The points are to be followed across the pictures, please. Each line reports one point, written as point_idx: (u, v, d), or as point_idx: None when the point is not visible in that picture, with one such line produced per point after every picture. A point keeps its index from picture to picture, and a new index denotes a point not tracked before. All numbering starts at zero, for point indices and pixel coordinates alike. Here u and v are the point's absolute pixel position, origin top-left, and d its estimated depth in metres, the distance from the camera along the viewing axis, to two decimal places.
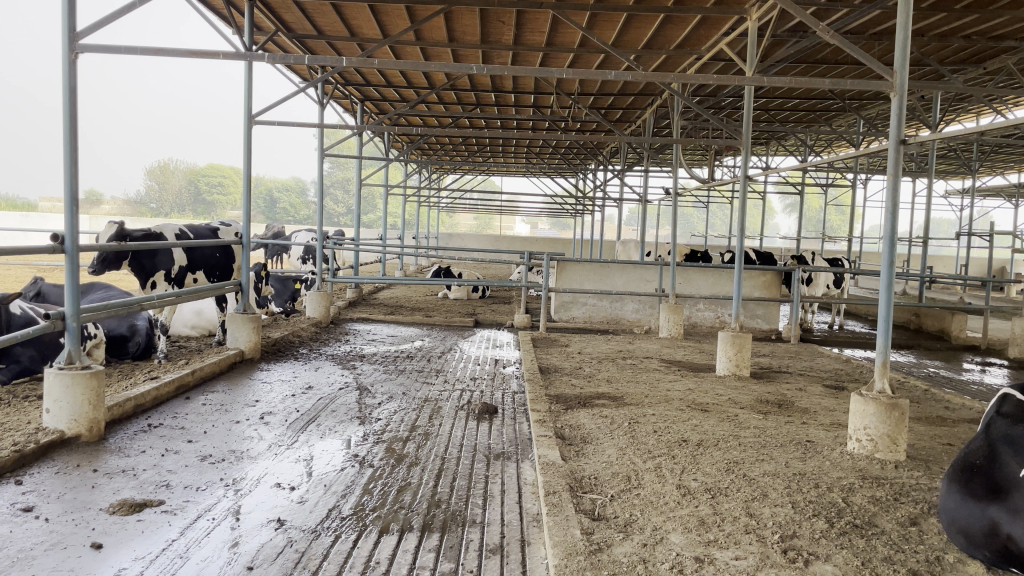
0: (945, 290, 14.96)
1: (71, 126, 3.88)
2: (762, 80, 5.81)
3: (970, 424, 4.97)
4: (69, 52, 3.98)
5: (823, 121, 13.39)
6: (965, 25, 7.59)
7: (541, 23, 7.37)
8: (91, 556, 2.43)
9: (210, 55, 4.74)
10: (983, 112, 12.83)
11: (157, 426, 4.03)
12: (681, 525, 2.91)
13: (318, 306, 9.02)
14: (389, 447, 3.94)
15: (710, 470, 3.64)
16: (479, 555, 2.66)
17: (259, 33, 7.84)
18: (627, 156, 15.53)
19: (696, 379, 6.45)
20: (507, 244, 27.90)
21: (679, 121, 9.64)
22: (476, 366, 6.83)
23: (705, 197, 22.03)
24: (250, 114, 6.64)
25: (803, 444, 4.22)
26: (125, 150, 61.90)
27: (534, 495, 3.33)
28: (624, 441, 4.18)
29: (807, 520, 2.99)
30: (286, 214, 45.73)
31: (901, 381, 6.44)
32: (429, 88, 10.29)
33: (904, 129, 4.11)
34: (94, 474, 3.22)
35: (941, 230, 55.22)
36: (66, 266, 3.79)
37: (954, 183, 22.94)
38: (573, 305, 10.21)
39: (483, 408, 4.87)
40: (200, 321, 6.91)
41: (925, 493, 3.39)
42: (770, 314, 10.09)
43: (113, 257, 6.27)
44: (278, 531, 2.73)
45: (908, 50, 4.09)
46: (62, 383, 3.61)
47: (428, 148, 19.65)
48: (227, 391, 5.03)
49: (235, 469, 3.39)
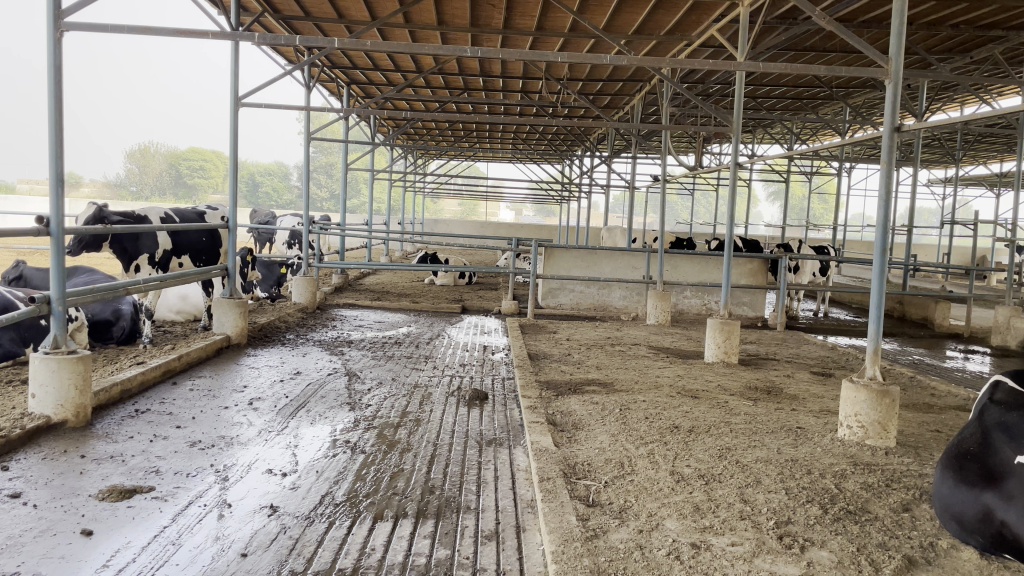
0: (927, 279, 15.18)
1: (57, 106, 3.77)
2: (756, 66, 5.78)
3: (957, 411, 5.03)
4: (54, 30, 3.85)
5: (809, 108, 13.45)
6: (954, 14, 7.61)
7: (532, 7, 7.28)
8: (81, 543, 2.38)
9: (198, 35, 4.62)
10: (968, 101, 12.93)
11: (145, 412, 3.96)
12: (677, 512, 2.90)
13: (304, 292, 8.92)
14: (380, 433, 3.91)
15: (703, 457, 3.65)
16: (475, 541, 2.64)
17: (245, 14, 7.68)
18: (614, 142, 15.48)
19: (684, 365, 6.48)
20: (493, 231, 27.91)
21: (669, 107, 9.60)
22: (465, 352, 6.80)
23: (691, 184, 22.07)
24: (237, 95, 6.50)
25: (794, 430, 4.24)
26: (103, 133, 60.67)
27: (528, 481, 3.32)
28: (616, 427, 4.18)
29: (802, 506, 3.01)
30: (269, 200, 45.22)
31: (887, 368, 6.52)
32: (418, 71, 10.16)
33: (898, 117, 4.12)
34: (82, 460, 3.15)
35: (922, 219, 56.08)
36: (51, 249, 3.68)
37: (937, 171, 23.16)
38: (560, 292, 10.22)
39: (474, 395, 4.85)
40: (185, 306, 6.81)
41: (916, 479, 3.43)
42: (756, 301, 10.16)
43: (96, 240, 6.14)
44: (271, 517, 2.69)
45: (903, 36, 4.08)
46: (49, 368, 3.53)
47: (413, 132, 19.48)
48: (214, 376, 4.97)
49: (226, 456, 3.34)
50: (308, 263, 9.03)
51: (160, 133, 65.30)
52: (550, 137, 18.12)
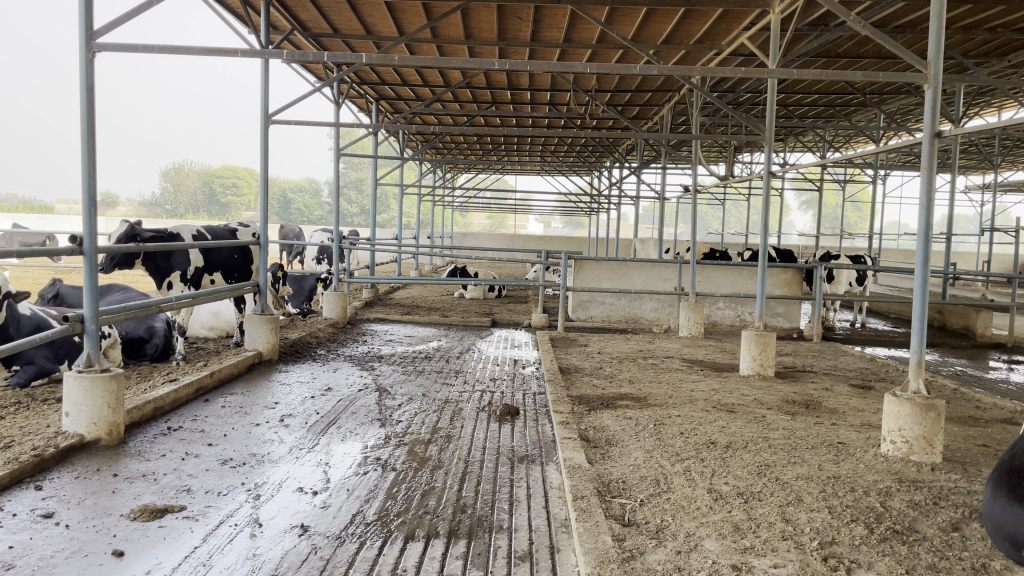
0: (966, 287, 14.77)
1: (89, 126, 3.85)
2: (789, 72, 5.66)
3: (1004, 424, 4.84)
4: (86, 51, 3.96)
5: (842, 116, 13.23)
6: (991, 17, 7.42)
7: (558, 19, 7.29)
8: (112, 564, 2.39)
9: (227, 53, 4.71)
10: (1005, 106, 12.59)
11: (177, 430, 4.00)
12: (716, 531, 2.82)
13: (335, 307, 9.00)
14: (411, 449, 3.89)
15: (741, 474, 3.54)
16: (508, 563, 2.59)
17: (275, 32, 7.83)
18: (643, 152, 15.35)
19: (718, 378, 6.35)
20: (522, 244, 28.19)
21: (699, 117, 9.47)
22: (496, 366, 6.75)
23: (722, 195, 21.82)
24: (267, 113, 6.60)
25: (835, 446, 4.11)
26: (140, 152, 62.55)
27: (561, 499, 3.26)
28: (650, 442, 4.10)
29: (846, 526, 2.90)
30: (301, 216, 46.05)
31: (930, 380, 6.31)
32: (445, 87, 10.24)
33: (938, 122, 3.99)
34: (114, 479, 3.19)
35: (961, 228, 55.18)
36: (85, 268, 3.76)
37: (975, 177, 22.62)
38: (591, 304, 10.13)
39: (505, 409, 4.81)
40: (218, 323, 6.93)
41: (964, 497, 3.28)
42: (791, 312, 9.95)
43: (129, 258, 6.28)
44: (303, 537, 2.68)
45: (943, 41, 3.96)
46: (82, 387, 3.59)
47: (442, 147, 19.61)
48: (246, 393, 5.01)
49: (257, 473, 3.36)
50: (338, 279, 9.12)
51: (195, 152, 67.07)
52: (578, 149, 18.14)
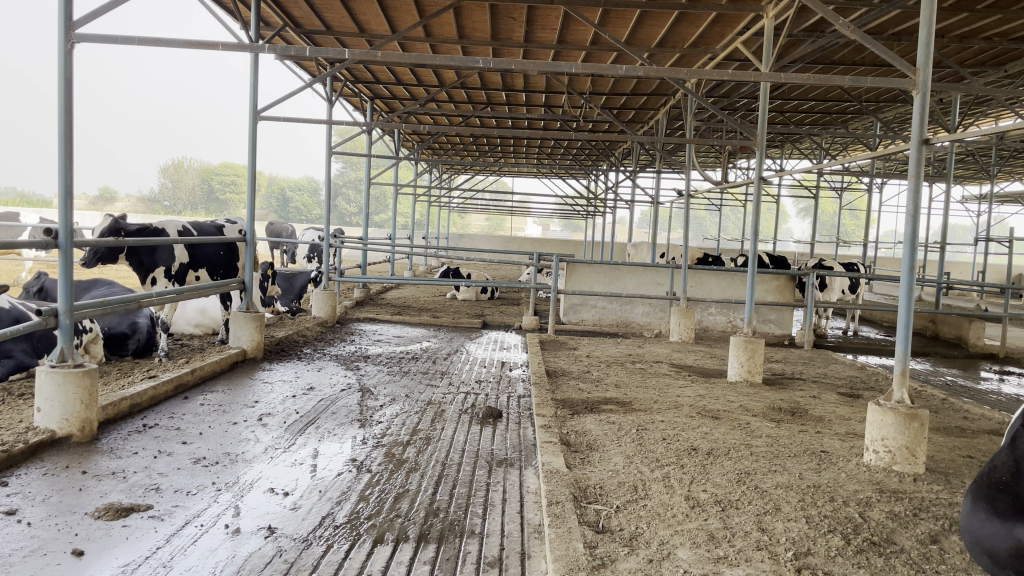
0: (961, 298, 14.75)
1: (66, 119, 3.79)
2: (782, 76, 5.64)
3: (991, 435, 4.81)
4: (65, 42, 3.90)
5: (840, 123, 13.24)
6: (987, 26, 7.40)
7: (552, 20, 7.26)
8: (71, 563, 2.34)
9: (209, 46, 4.64)
10: (1002, 116, 12.62)
11: (152, 427, 3.94)
12: (690, 540, 2.77)
13: (324, 306, 8.95)
14: (389, 451, 3.84)
15: (721, 481, 3.50)
16: (476, 569, 2.54)
17: (267, 27, 7.81)
18: (639, 155, 15.29)
19: (706, 384, 6.31)
20: (519, 246, 28.32)
21: (693, 121, 9.43)
22: (483, 368, 6.69)
23: (719, 199, 21.81)
24: (256, 109, 6.53)
25: (818, 454, 4.07)
26: (136, 147, 62.17)
27: (536, 504, 3.21)
28: (631, 448, 4.06)
29: (823, 536, 2.86)
30: (298, 214, 45.99)
31: (919, 390, 6.28)
32: (439, 86, 10.21)
33: (926, 130, 3.96)
34: (82, 476, 3.13)
35: (957, 238, 55.33)
36: (59, 261, 3.70)
37: (971, 187, 22.72)
38: (582, 308, 10.08)
39: (487, 412, 4.76)
40: (204, 320, 6.88)
41: (946, 509, 3.24)
42: (783, 319, 9.92)
43: (112, 252, 6.23)
44: (268, 540, 2.63)
45: (930, 48, 3.93)
46: (54, 382, 3.54)
47: (439, 146, 19.54)
48: (228, 390, 4.96)
49: (229, 473, 3.30)
50: (328, 277, 9.06)
51: (193, 148, 66.94)
52: (576, 152, 18.12)
